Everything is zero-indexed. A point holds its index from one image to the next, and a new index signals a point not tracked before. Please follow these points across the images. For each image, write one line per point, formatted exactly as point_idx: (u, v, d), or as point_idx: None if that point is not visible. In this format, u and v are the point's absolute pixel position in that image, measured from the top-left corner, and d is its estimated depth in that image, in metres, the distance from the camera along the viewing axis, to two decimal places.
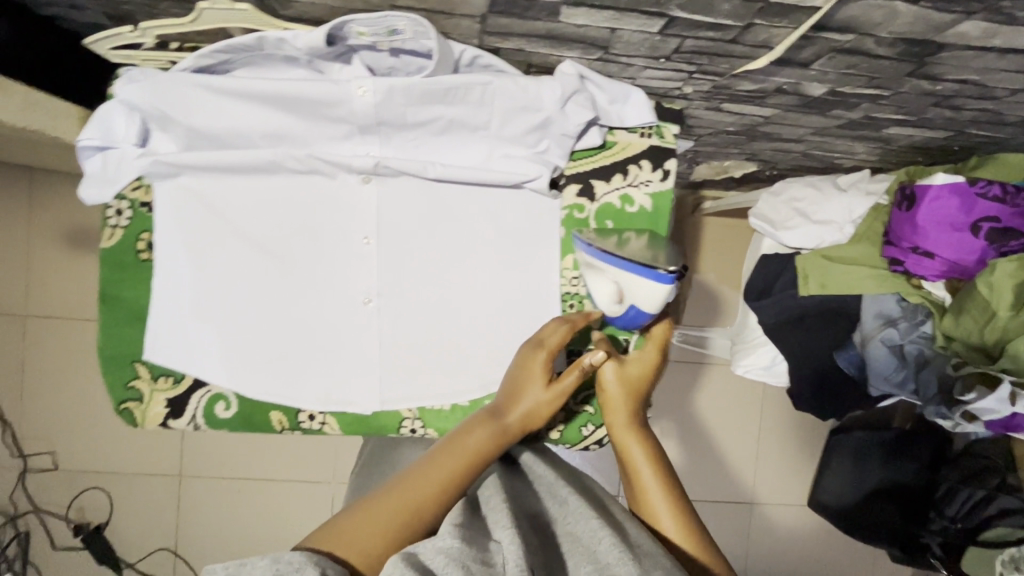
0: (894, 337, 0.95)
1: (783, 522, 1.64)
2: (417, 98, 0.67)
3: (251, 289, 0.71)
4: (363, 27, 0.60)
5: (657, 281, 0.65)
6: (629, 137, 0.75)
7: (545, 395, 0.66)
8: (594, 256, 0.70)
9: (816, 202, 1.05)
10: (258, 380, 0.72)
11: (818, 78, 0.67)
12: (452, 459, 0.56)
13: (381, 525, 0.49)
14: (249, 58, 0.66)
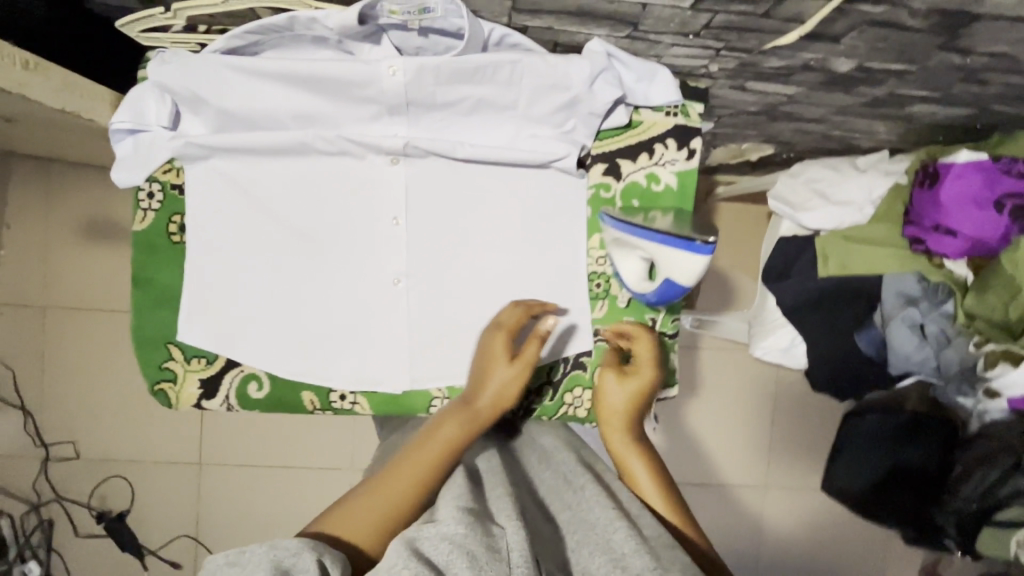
0: (915, 316, 0.96)
1: (798, 506, 1.64)
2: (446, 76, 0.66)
3: (281, 271, 0.72)
4: (395, 5, 0.60)
5: (692, 251, 0.64)
6: (655, 116, 0.75)
7: (511, 372, 0.64)
8: (627, 232, 0.69)
9: (835, 184, 1.05)
10: (289, 361, 0.73)
11: (847, 53, 0.67)
12: (428, 448, 0.57)
13: (366, 520, 0.52)
14: (281, 40, 0.66)
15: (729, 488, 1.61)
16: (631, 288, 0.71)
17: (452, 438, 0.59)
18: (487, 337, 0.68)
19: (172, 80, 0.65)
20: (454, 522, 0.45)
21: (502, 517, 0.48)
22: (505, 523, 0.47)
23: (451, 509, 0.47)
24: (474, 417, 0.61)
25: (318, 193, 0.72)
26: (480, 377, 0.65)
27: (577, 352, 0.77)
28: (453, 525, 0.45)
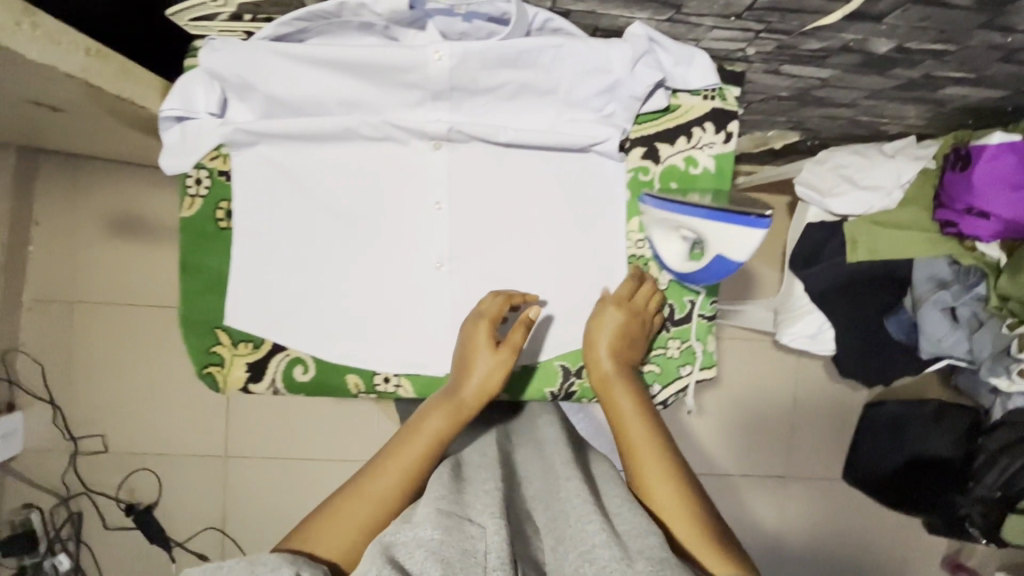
0: (946, 299, 0.98)
1: (825, 496, 1.63)
2: (494, 60, 0.67)
3: (326, 256, 0.73)
4: None
5: (749, 226, 0.64)
6: (692, 100, 0.76)
7: (494, 363, 0.68)
8: (678, 213, 0.69)
9: (862, 168, 1.04)
10: (334, 344, 0.74)
11: (888, 34, 0.68)
12: (410, 448, 0.63)
13: (354, 524, 0.57)
14: (328, 26, 0.67)
15: (754, 478, 1.60)
16: (673, 267, 0.72)
17: (433, 438, 0.64)
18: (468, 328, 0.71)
19: (221, 68, 0.66)
20: (430, 527, 0.49)
21: (482, 517, 0.51)
22: (485, 522, 0.50)
23: (429, 511, 0.51)
24: (455, 412, 0.66)
25: (361, 178, 0.73)
26: (461, 371, 0.69)
27: None
28: (429, 530, 0.48)
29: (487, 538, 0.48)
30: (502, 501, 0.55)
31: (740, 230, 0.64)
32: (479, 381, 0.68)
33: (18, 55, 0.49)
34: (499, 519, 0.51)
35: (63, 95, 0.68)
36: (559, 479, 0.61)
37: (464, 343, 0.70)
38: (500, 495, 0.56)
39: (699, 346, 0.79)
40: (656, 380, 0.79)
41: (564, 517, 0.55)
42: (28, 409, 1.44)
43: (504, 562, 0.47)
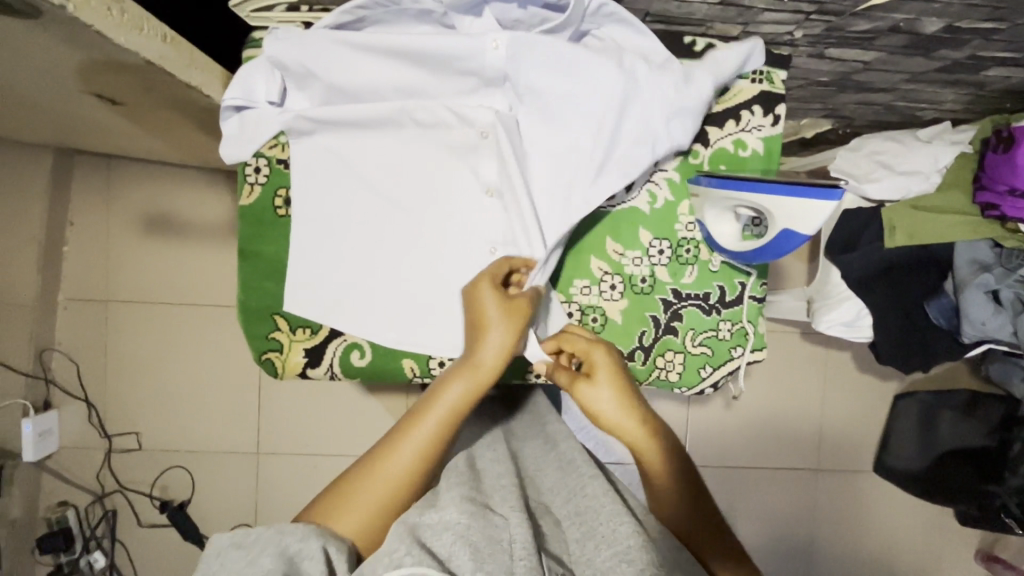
0: (990, 282, 0.97)
1: (864, 490, 1.60)
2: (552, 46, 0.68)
3: (381, 241, 0.74)
4: None
5: (824, 199, 0.63)
6: (740, 83, 0.76)
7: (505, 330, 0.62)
8: (747, 190, 0.68)
9: (900, 153, 1.06)
10: (389, 328, 0.75)
11: (940, 12, 0.69)
12: (425, 422, 0.58)
13: (374, 496, 0.56)
14: (389, 15, 0.68)
15: (793, 471, 1.57)
16: (730, 248, 0.73)
17: (449, 410, 0.58)
18: (473, 292, 0.65)
19: (283, 56, 0.67)
20: (457, 511, 0.50)
21: (505, 509, 0.51)
22: (507, 513, 0.50)
23: (455, 499, 0.51)
24: (473, 381, 0.60)
25: (415, 165, 0.74)
26: (475, 335, 0.62)
27: (669, 317, 0.78)
28: (454, 514, 0.49)
29: (510, 527, 0.49)
30: (520, 495, 0.54)
31: (814, 203, 0.63)
32: (495, 346, 0.61)
33: (107, 39, 0.50)
34: (520, 511, 0.51)
35: (128, 86, 0.70)
36: (579, 473, 0.61)
37: (473, 304, 0.64)
38: (517, 490, 0.55)
39: (750, 327, 0.79)
40: (707, 362, 0.79)
41: (592, 512, 0.54)
42: (63, 408, 1.45)
43: (529, 550, 0.46)
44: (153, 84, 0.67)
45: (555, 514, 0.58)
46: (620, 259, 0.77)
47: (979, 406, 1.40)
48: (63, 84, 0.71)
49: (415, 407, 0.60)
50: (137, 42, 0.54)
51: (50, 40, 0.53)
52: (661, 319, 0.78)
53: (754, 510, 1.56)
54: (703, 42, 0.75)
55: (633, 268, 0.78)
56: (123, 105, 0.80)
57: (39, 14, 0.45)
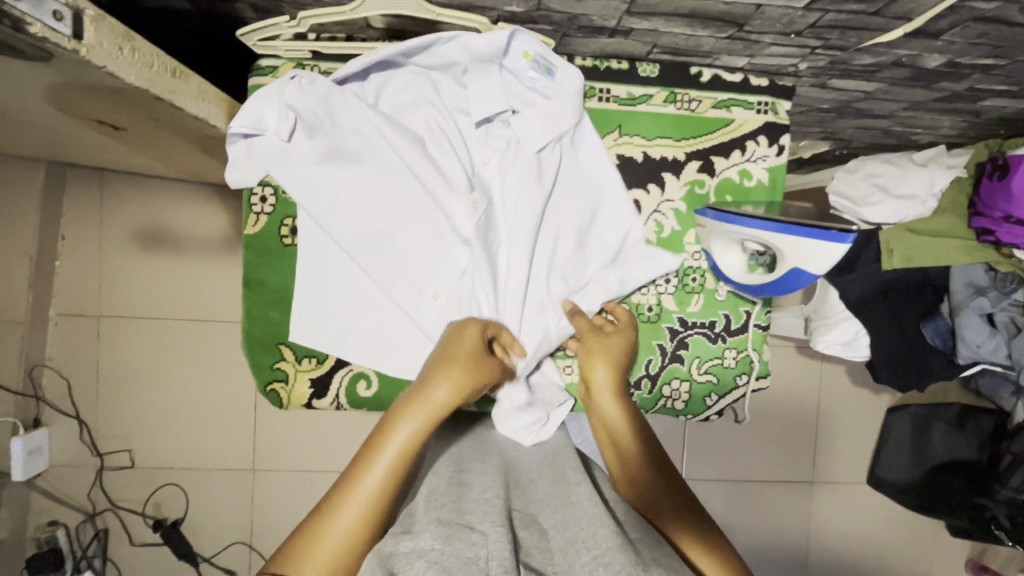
0: (985, 306, 1.00)
1: (858, 502, 1.62)
2: (544, 120, 0.73)
3: (353, 307, 0.75)
4: (531, 46, 0.68)
5: (830, 240, 0.64)
6: (746, 115, 0.78)
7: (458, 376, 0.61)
8: (759, 227, 0.68)
9: (896, 177, 1.04)
10: (385, 362, 0.75)
11: (942, 49, 0.70)
12: (378, 461, 0.54)
13: (327, 552, 0.51)
14: (412, 70, 0.73)
15: (790, 483, 1.58)
16: (736, 279, 0.74)
17: (402, 449, 0.55)
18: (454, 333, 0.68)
19: (300, 99, 0.68)
20: (432, 537, 0.47)
21: (484, 524, 0.49)
22: (486, 528, 0.48)
23: (429, 521, 0.49)
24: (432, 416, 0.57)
25: (401, 223, 0.73)
26: (437, 368, 0.61)
27: (675, 345, 0.79)
28: (429, 540, 0.46)
29: (488, 545, 0.46)
30: (503, 509, 0.52)
31: (825, 244, 0.65)
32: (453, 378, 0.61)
33: (120, 79, 0.50)
34: (502, 527, 0.49)
35: (131, 114, 0.68)
36: (566, 483, 0.60)
37: (449, 343, 0.66)
38: (501, 503, 0.53)
39: (756, 356, 0.80)
40: (713, 391, 0.80)
41: (579, 518, 0.52)
42: (53, 425, 1.42)
43: (506, 567, 0.44)
44: (151, 114, 0.66)
45: (542, 526, 0.54)
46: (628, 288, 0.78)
47: (971, 419, 1.43)
48: (62, 108, 0.69)
49: (367, 445, 0.56)
50: (148, 78, 0.53)
51: (53, 75, 0.52)
52: (667, 347, 0.79)
53: (751, 524, 1.57)
54: (709, 72, 0.77)
55: (640, 297, 0.79)
56: (123, 129, 0.79)
57: (50, 59, 0.44)
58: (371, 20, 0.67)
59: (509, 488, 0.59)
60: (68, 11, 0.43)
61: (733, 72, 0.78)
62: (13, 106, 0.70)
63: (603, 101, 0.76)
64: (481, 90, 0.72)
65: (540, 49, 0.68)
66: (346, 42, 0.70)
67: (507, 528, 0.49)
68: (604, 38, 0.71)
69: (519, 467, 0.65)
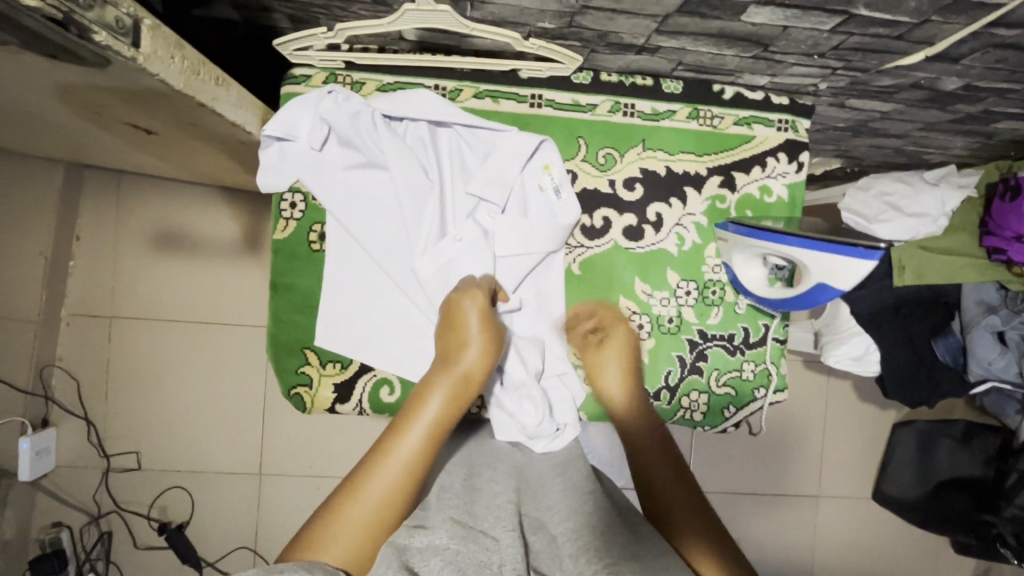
0: (996, 323, 1.02)
1: (863, 517, 1.61)
2: (518, 235, 0.75)
3: (360, 318, 0.75)
4: (549, 154, 0.76)
5: (858, 257, 0.65)
6: (767, 132, 0.80)
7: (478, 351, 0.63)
8: (786, 244, 0.69)
9: (907, 196, 1.07)
10: (394, 371, 0.76)
11: (960, 72, 0.71)
12: (409, 434, 0.56)
13: (360, 524, 0.52)
14: (453, 133, 0.76)
15: (798, 497, 1.58)
16: (758, 293, 0.76)
17: (433, 422, 0.57)
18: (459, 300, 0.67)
19: (334, 113, 0.70)
20: (447, 535, 0.48)
21: (496, 529, 0.50)
22: (499, 535, 0.49)
23: (445, 520, 0.50)
24: (458, 392, 0.60)
25: (398, 249, 0.74)
26: (454, 349, 0.63)
27: (694, 357, 0.80)
28: (444, 538, 0.47)
29: (500, 550, 0.47)
30: (515, 513, 0.53)
31: (853, 261, 0.66)
32: (476, 348, 0.63)
33: (168, 86, 0.51)
34: (515, 531, 0.50)
35: (166, 120, 0.70)
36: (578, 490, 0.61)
37: (456, 313, 0.66)
38: (514, 507, 0.54)
39: (774, 369, 0.81)
40: (731, 403, 0.81)
41: (596, 525, 0.53)
42: (61, 426, 1.42)
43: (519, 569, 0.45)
44: (185, 120, 0.67)
45: (550, 530, 0.54)
46: (648, 299, 0.79)
47: (976, 437, 1.43)
48: (100, 112, 0.71)
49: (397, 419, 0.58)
50: (191, 86, 0.54)
51: (103, 81, 0.53)
52: (687, 358, 0.80)
53: (757, 538, 1.56)
54: (732, 90, 0.79)
55: (660, 308, 0.80)
56: (155, 133, 0.80)
57: (107, 66, 0.45)
58: (404, 33, 0.69)
59: (522, 492, 0.60)
60: (129, 21, 0.44)
61: (755, 90, 0.79)
62: (50, 108, 0.71)
63: (628, 116, 0.78)
64: (497, 173, 0.75)
65: (561, 170, 0.76)
66: (378, 53, 0.72)
67: (520, 533, 0.50)
68: (630, 55, 0.72)
69: (535, 469, 0.66)
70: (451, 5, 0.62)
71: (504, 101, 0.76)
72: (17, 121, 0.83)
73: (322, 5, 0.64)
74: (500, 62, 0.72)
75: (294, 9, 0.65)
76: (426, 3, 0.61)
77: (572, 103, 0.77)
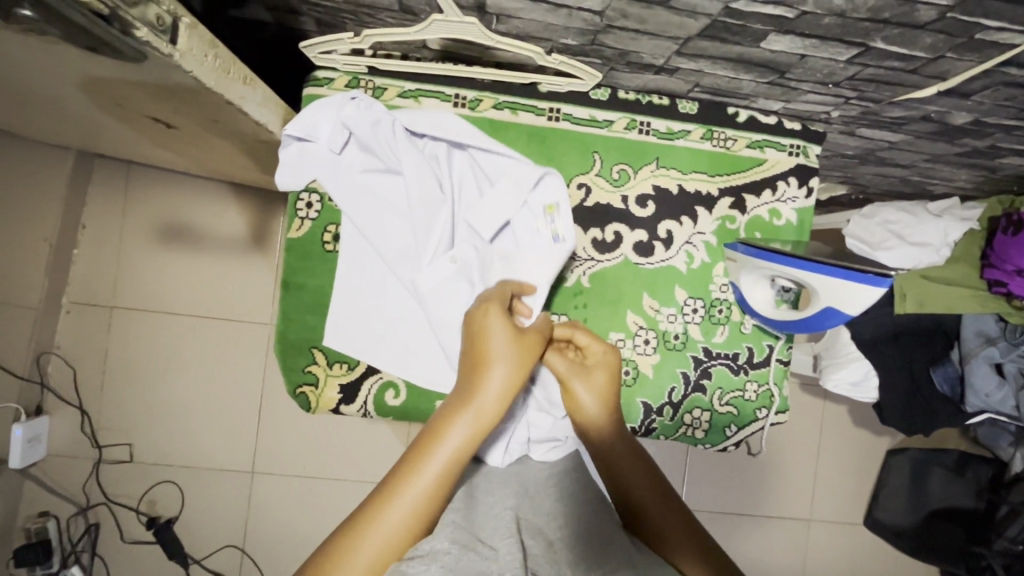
0: (995, 355, 1.02)
1: (855, 545, 1.61)
2: (508, 269, 0.73)
3: (366, 319, 0.76)
4: (554, 188, 0.73)
5: (866, 283, 0.66)
6: (779, 156, 0.81)
7: (503, 377, 0.57)
8: (798, 268, 0.70)
9: (909, 225, 1.09)
10: (394, 374, 0.76)
11: (971, 108, 0.73)
12: (428, 465, 0.52)
13: (368, 559, 0.47)
14: (465, 155, 0.75)
15: (791, 520, 1.57)
16: (764, 313, 0.77)
17: (454, 453, 0.52)
18: (479, 319, 0.61)
19: (354, 120, 0.71)
20: (446, 541, 0.47)
21: (494, 538, 0.49)
22: (496, 544, 0.49)
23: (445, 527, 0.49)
24: (481, 420, 0.54)
25: (408, 255, 0.74)
26: (478, 369, 0.57)
27: (698, 374, 0.80)
28: (444, 544, 0.46)
29: (498, 559, 0.47)
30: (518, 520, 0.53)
31: (861, 288, 0.67)
32: (502, 372, 0.57)
33: (200, 82, 0.52)
34: (513, 538, 0.50)
35: (188, 115, 0.70)
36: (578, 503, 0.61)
37: (475, 333, 0.61)
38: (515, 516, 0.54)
39: (777, 390, 0.82)
40: (734, 422, 0.81)
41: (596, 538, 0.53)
42: (55, 413, 1.41)
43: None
44: (207, 115, 0.68)
45: (549, 538, 0.53)
46: (655, 315, 0.80)
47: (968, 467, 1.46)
48: (122, 104, 0.72)
49: (417, 444, 0.54)
50: (222, 83, 0.55)
51: (135, 75, 0.54)
52: (691, 375, 0.80)
53: (748, 560, 1.55)
54: (745, 113, 0.80)
55: (667, 324, 0.80)
56: (175, 128, 0.81)
57: (143, 60, 0.46)
58: (428, 42, 0.70)
59: (524, 501, 0.59)
60: (169, 18, 0.45)
61: (768, 115, 0.81)
62: (75, 98, 0.72)
63: (643, 134, 0.79)
64: (499, 203, 0.73)
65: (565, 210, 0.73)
66: (401, 61, 0.73)
67: (517, 541, 0.50)
68: (648, 74, 0.73)
69: (535, 479, 0.66)
70: (477, 16, 0.63)
71: (522, 113, 0.77)
72: (37, 109, 0.83)
73: (351, 11, 0.65)
74: (521, 73, 0.73)
75: (321, 14, 0.66)
76: (454, 14, 0.62)
77: (589, 118, 0.78)
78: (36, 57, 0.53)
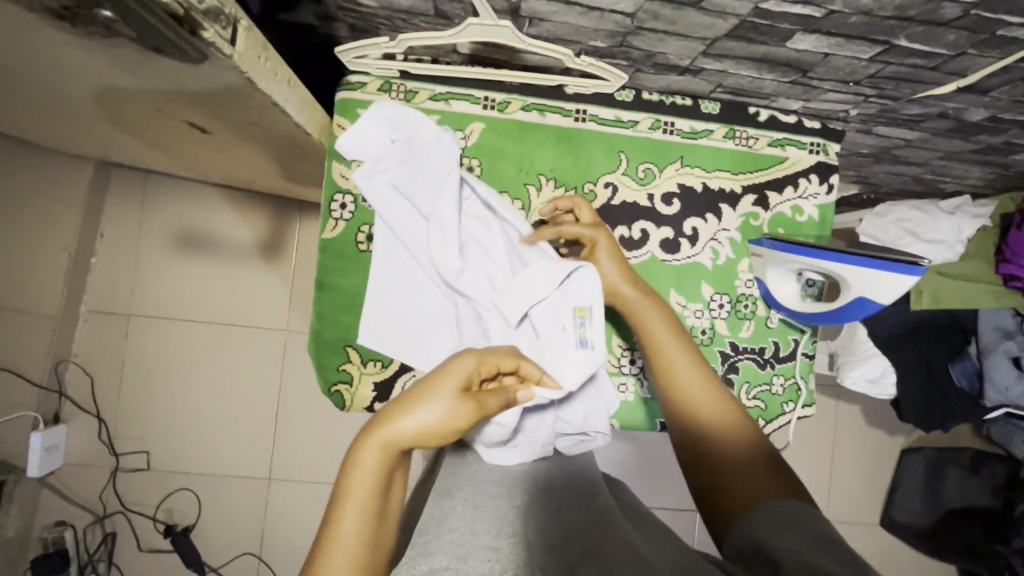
0: (1012, 349, 1.05)
1: (873, 546, 1.60)
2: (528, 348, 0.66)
3: (395, 311, 0.76)
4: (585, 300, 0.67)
5: (893, 271, 0.68)
6: (799, 154, 0.83)
7: (424, 419, 0.50)
8: (826, 259, 0.71)
9: (924, 223, 1.08)
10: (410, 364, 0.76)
11: (988, 104, 0.75)
12: (344, 518, 0.48)
13: None
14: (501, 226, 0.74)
15: None
16: (791, 307, 0.78)
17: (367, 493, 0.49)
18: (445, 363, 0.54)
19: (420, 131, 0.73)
20: (445, 558, 0.48)
21: (496, 540, 0.52)
22: (500, 545, 0.51)
23: (444, 544, 0.51)
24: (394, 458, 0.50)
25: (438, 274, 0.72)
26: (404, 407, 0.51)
27: (725, 369, 0.81)
28: (443, 561, 0.48)
29: (502, 559, 0.49)
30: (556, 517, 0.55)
31: (892, 277, 0.68)
32: (427, 415, 0.50)
33: (253, 83, 0.54)
34: (514, 539, 0.52)
35: (226, 119, 0.72)
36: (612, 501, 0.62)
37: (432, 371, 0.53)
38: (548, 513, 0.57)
39: (803, 385, 0.83)
40: (761, 416, 0.82)
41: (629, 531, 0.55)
42: (72, 421, 1.41)
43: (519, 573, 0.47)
44: (245, 119, 0.69)
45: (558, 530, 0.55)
46: (683, 311, 0.81)
47: (984, 465, 1.45)
48: (160, 110, 0.73)
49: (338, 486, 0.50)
50: (272, 86, 0.57)
51: (185, 79, 0.56)
52: (718, 370, 0.81)
53: None
54: (766, 112, 0.82)
55: (694, 320, 0.81)
56: (207, 133, 0.83)
57: (205, 61, 0.48)
58: (459, 46, 0.72)
59: (561, 494, 0.61)
60: (230, 22, 0.47)
61: (788, 114, 0.83)
62: (113, 105, 0.73)
63: (667, 133, 0.81)
64: (531, 286, 0.67)
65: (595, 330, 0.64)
66: (433, 65, 0.75)
67: (520, 541, 0.52)
68: (673, 75, 0.75)
69: (571, 479, 0.66)
70: (511, 20, 0.64)
71: (549, 114, 0.79)
72: (74, 118, 0.85)
73: (387, 15, 0.66)
74: (548, 76, 0.75)
75: (358, 19, 0.68)
76: (490, 18, 0.63)
77: (614, 119, 0.80)
78: (94, 65, 0.55)
